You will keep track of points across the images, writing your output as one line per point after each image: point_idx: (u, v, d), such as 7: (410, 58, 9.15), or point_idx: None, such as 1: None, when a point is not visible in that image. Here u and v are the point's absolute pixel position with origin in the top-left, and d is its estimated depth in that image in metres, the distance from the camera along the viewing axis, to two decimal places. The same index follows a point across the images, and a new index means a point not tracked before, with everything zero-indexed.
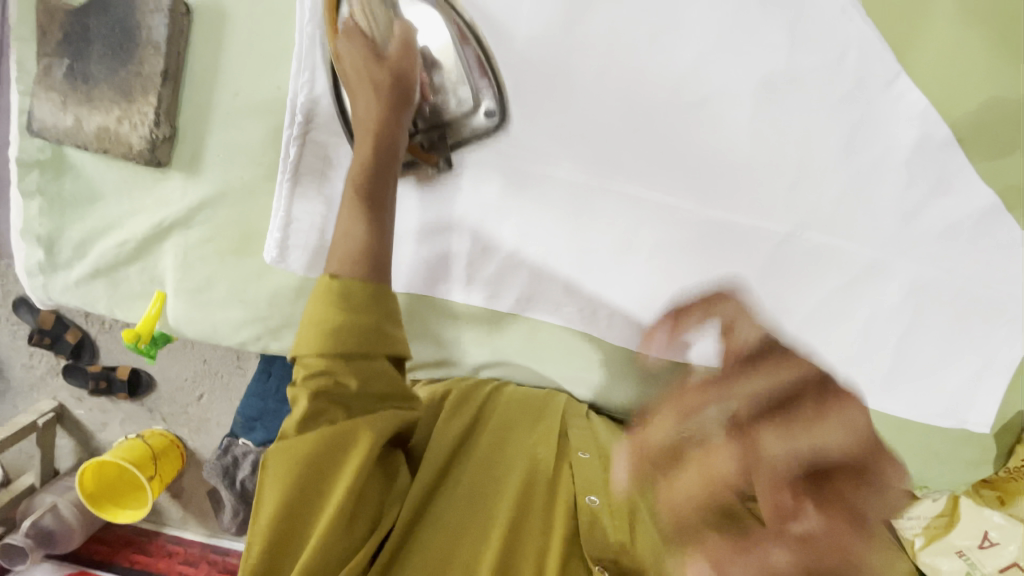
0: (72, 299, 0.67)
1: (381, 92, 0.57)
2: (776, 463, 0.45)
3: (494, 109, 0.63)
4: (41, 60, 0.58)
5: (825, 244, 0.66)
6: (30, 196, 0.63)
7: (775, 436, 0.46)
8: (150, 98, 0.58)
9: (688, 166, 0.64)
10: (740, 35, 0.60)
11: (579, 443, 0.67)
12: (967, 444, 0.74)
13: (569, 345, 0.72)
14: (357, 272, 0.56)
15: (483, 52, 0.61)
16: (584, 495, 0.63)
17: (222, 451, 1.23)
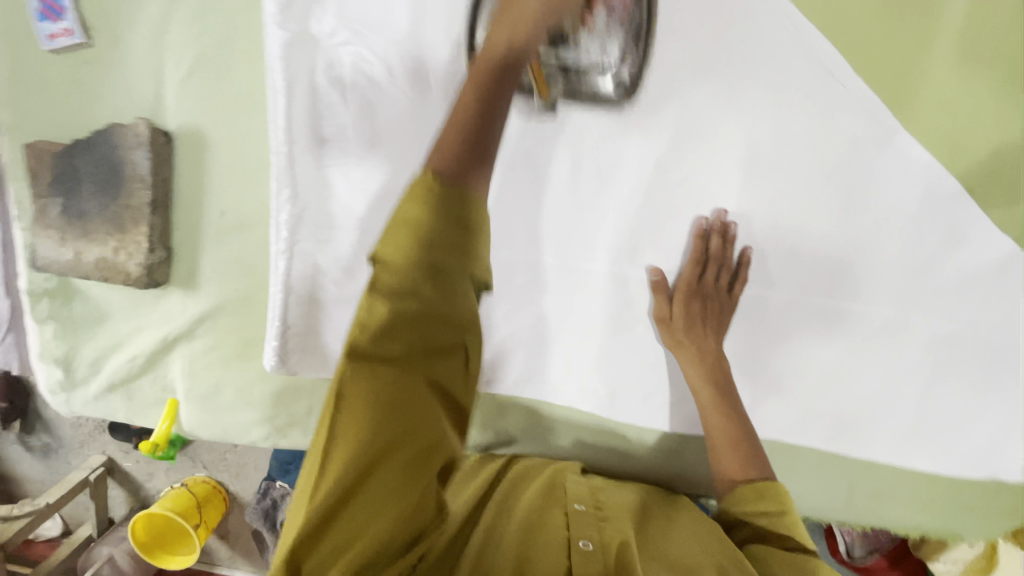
0: (92, 411, 0.70)
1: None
2: (705, 297, 0.62)
3: (626, 79, 0.57)
4: (36, 200, 0.60)
5: (830, 307, 0.63)
6: (44, 322, 0.66)
7: (712, 284, 0.62)
8: (143, 227, 0.60)
9: (677, 243, 0.62)
10: (719, 107, 0.57)
11: (576, 495, 0.61)
12: (1001, 494, 0.70)
13: (569, 419, 0.70)
14: (456, 168, 0.37)
15: (644, 25, 0.56)
16: (576, 540, 0.54)
17: (262, 494, 1.28)
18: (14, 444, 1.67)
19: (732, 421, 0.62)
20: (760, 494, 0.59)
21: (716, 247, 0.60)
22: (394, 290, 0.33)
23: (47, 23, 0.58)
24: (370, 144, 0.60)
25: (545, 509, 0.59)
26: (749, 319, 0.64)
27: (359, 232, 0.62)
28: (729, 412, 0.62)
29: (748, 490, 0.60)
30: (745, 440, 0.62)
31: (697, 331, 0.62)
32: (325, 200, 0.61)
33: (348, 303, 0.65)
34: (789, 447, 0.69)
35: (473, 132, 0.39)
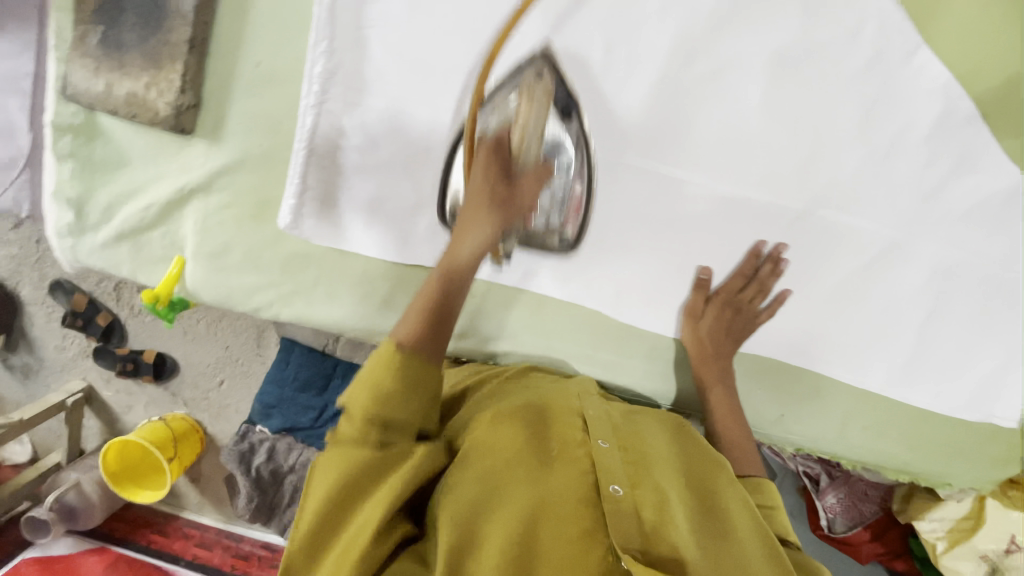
0: (96, 261, 0.70)
1: (501, 204, 0.59)
2: (747, 310, 0.67)
3: (572, 234, 0.66)
4: (77, 27, 0.61)
5: (842, 223, 0.64)
6: (63, 159, 0.66)
7: (756, 303, 0.67)
8: (177, 66, 0.61)
9: (704, 143, 0.62)
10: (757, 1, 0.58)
11: (599, 431, 0.59)
12: (993, 440, 0.71)
13: (578, 320, 0.71)
14: (418, 347, 0.54)
15: (588, 191, 0.64)
16: (606, 483, 0.55)
17: (239, 437, 1.17)
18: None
19: (732, 410, 0.68)
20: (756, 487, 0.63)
21: (765, 273, 0.65)
22: (375, 418, 0.50)
23: None
24: (410, 9, 0.61)
25: (560, 445, 0.59)
26: (766, 228, 0.64)
27: (389, 99, 0.63)
28: (735, 417, 0.68)
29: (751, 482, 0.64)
30: (745, 441, 0.68)
31: (720, 339, 0.67)
32: (359, 62, 0.62)
33: (369, 174, 0.66)
34: (796, 369, 0.69)
35: (439, 324, 0.56)
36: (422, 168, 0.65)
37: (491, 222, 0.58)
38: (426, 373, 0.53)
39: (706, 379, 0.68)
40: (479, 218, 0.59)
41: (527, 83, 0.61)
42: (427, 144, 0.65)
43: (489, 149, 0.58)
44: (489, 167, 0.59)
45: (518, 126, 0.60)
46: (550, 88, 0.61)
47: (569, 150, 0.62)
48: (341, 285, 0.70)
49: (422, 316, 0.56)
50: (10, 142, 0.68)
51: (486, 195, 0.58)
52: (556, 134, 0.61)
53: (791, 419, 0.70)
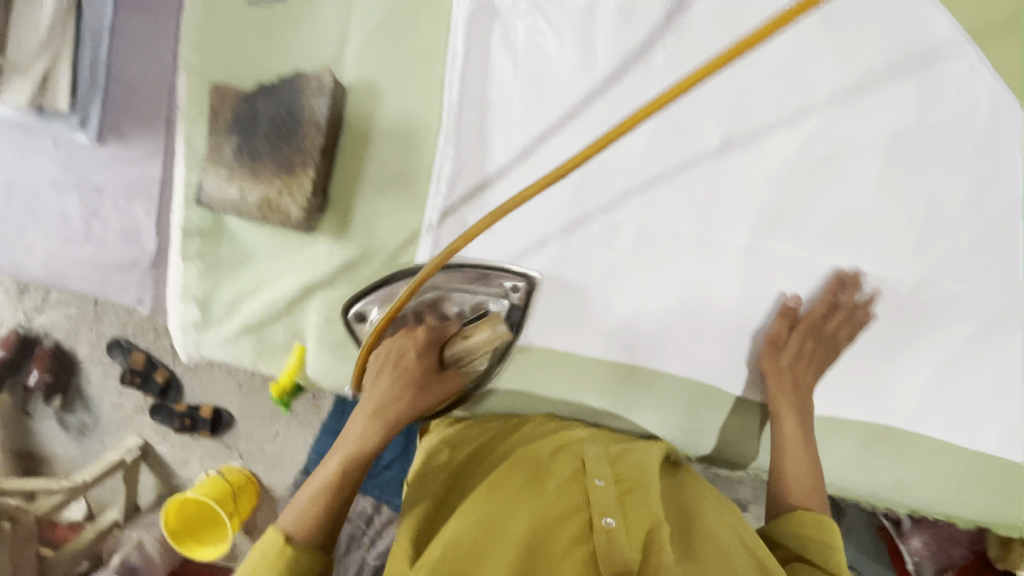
0: (219, 354, 0.72)
1: (419, 398, 0.67)
2: (831, 327, 0.66)
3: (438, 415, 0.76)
4: (212, 139, 0.63)
5: (958, 293, 0.65)
6: (190, 260, 0.68)
7: (846, 325, 0.66)
8: (309, 171, 0.63)
9: (820, 224, 0.64)
10: (871, 90, 0.61)
11: (595, 470, 0.60)
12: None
13: (657, 384, 0.70)
14: (314, 537, 0.56)
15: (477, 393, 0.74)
16: (599, 517, 0.54)
17: None
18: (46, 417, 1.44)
19: (808, 445, 0.65)
20: (818, 524, 0.60)
21: (852, 300, 0.65)
22: None
23: None
24: (533, 109, 0.63)
25: (558, 485, 0.60)
26: (883, 303, 0.66)
27: (510, 192, 0.65)
28: (808, 443, 0.65)
29: (799, 517, 0.61)
30: (809, 464, 0.65)
31: (799, 370, 0.67)
32: (481, 161, 0.65)
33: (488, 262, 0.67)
34: (908, 433, 0.70)
35: (338, 517, 0.59)
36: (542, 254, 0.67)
37: (403, 404, 0.66)
38: (315, 564, 0.55)
39: (781, 395, 0.67)
40: (393, 414, 0.65)
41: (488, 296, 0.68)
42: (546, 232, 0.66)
43: (427, 343, 0.69)
44: (415, 358, 0.68)
45: (461, 334, 0.70)
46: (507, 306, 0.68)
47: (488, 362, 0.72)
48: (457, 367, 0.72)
49: (322, 494, 0.59)
50: (135, 243, 0.70)
51: (406, 386, 0.67)
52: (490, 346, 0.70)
53: (908, 480, 0.71)
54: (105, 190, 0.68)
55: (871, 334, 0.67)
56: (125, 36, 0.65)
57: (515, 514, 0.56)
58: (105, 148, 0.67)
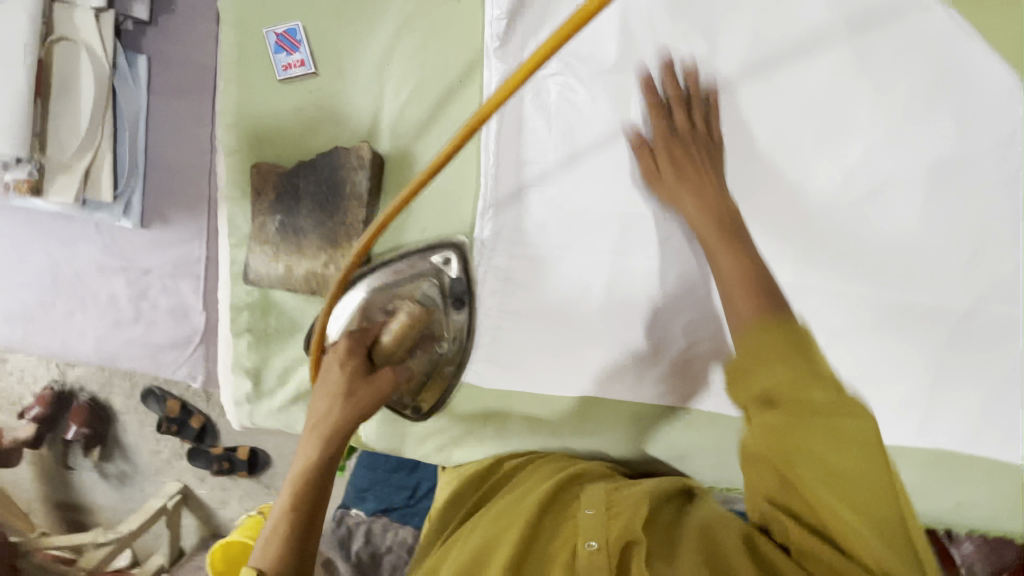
0: (273, 423, 0.72)
1: (366, 392, 0.57)
2: (682, 122, 0.61)
3: (421, 409, 0.72)
4: (256, 218, 0.64)
5: (1008, 315, 0.65)
6: (240, 334, 0.69)
7: (711, 126, 0.62)
8: (353, 242, 0.63)
9: (864, 257, 0.64)
10: (911, 122, 0.61)
11: (588, 502, 0.57)
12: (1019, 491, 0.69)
13: (638, 413, 0.68)
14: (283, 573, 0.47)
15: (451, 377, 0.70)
16: (582, 542, 0.51)
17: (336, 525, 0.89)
18: (87, 471, 1.30)
19: (736, 247, 0.54)
20: (764, 343, 0.43)
21: (675, 96, 0.61)
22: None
23: (282, 53, 0.62)
24: (568, 164, 0.64)
25: (553, 514, 0.57)
26: (932, 330, 0.66)
27: (551, 246, 0.66)
28: (720, 203, 0.58)
29: (749, 333, 0.45)
30: (745, 251, 0.54)
31: (687, 173, 0.59)
32: (521, 218, 0.66)
33: (532, 317, 0.68)
34: (966, 459, 0.69)
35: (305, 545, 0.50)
36: (587, 305, 0.67)
37: (342, 404, 0.56)
38: None
39: (681, 192, 0.59)
40: (338, 419, 0.55)
41: (420, 279, 0.67)
42: (589, 282, 0.66)
43: (354, 347, 0.59)
44: (348, 367, 0.58)
45: (389, 331, 0.61)
46: (447, 282, 0.67)
47: (444, 341, 0.68)
48: (509, 422, 0.72)
49: (280, 524, 0.50)
50: (184, 321, 0.71)
51: (347, 386, 0.57)
52: (440, 325, 0.67)
53: (968, 504, 0.70)
54: (151, 271, 0.69)
55: (924, 360, 0.66)
56: (162, 122, 0.66)
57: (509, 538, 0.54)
58: (149, 231, 0.68)
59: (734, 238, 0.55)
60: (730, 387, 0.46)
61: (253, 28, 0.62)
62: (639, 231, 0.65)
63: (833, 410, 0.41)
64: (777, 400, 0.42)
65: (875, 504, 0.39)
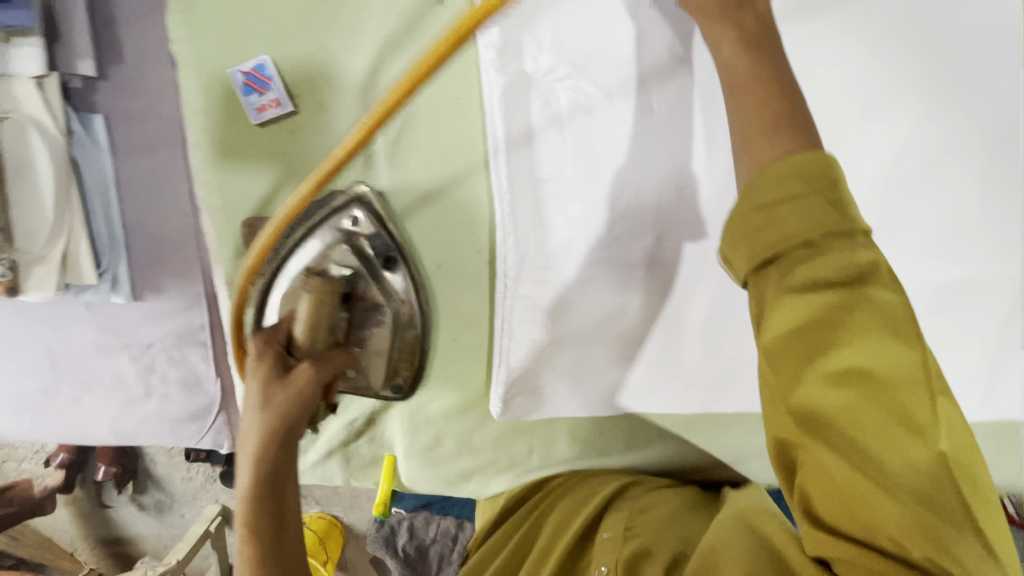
0: (310, 478, 0.70)
1: (285, 394, 0.46)
2: None
3: (400, 386, 0.64)
4: (258, 281, 0.61)
5: None
6: None
7: None
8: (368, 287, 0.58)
9: (919, 235, 0.59)
10: (972, 87, 0.55)
11: (608, 524, 0.59)
12: None
13: (682, 422, 0.68)
14: None
15: (419, 341, 0.62)
16: (594, 567, 0.56)
17: (377, 523, 0.99)
18: (122, 507, 1.25)
19: (762, 78, 0.38)
20: (779, 179, 0.35)
21: None
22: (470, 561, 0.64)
23: (253, 95, 0.54)
24: (588, 179, 0.57)
25: (586, 530, 0.61)
26: (993, 305, 0.61)
27: (580, 267, 0.61)
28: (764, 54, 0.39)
29: (758, 181, 0.36)
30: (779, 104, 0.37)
31: None
32: (542, 242, 0.60)
33: (567, 343, 0.64)
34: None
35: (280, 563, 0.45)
36: (622, 322, 0.63)
37: (260, 415, 0.46)
38: None
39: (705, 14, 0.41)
40: (260, 429, 0.46)
41: (329, 248, 0.57)
42: (624, 299, 0.62)
43: (273, 345, 0.49)
44: (261, 371, 0.47)
45: (299, 318, 0.48)
46: (366, 237, 0.59)
47: (388, 305, 0.60)
48: (553, 446, 0.69)
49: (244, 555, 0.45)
50: (198, 391, 0.67)
51: (264, 391, 0.47)
52: (376, 291, 0.59)
53: None
54: (154, 344, 0.65)
55: (986, 336, 0.63)
56: (132, 186, 0.59)
57: (566, 530, 0.62)
58: (143, 302, 0.63)
59: (759, 51, 0.39)
60: (727, 256, 0.39)
61: (216, 70, 0.54)
62: (675, 238, 0.59)
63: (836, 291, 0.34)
64: (781, 267, 0.35)
65: (859, 415, 0.33)
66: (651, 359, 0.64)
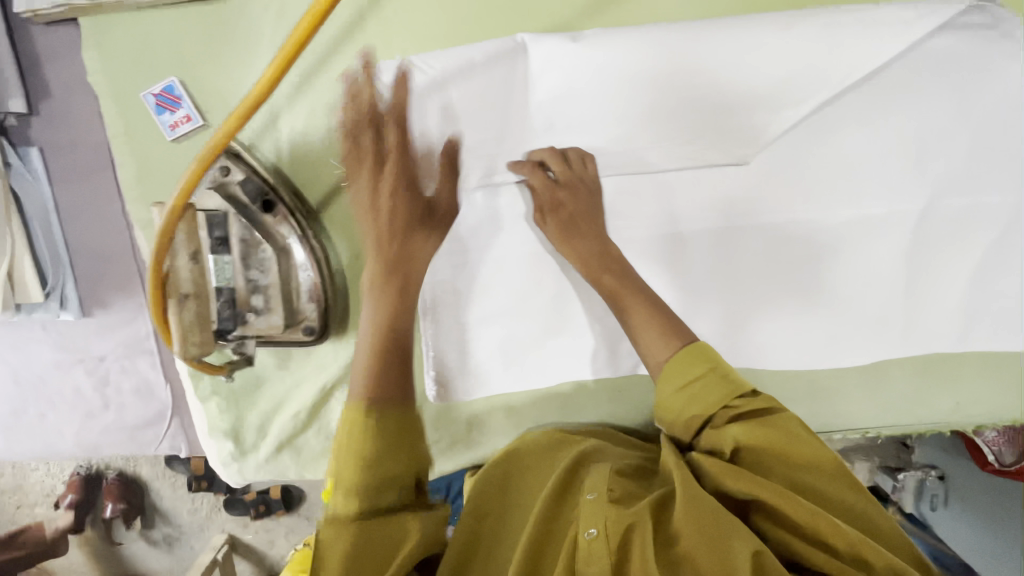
0: (265, 474, 0.72)
1: (393, 197, 0.55)
2: (551, 188, 0.61)
3: (314, 328, 0.60)
4: None
5: (967, 204, 0.63)
6: (207, 399, 0.69)
7: (578, 161, 0.61)
8: (264, 244, 0.57)
9: (807, 182, 0.62)
10: (839, 40, 0.57)
11: (591, 486, 0.53)
12: (988, 376, 0.69)
13: (612, 387, 0.71)
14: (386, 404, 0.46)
15: (321, 280, 0.60)
16: (580, 530, 0.48)
17: None
18: (132, 544, 1.21)
19: (637, 298, 0.58)
20: (681, 369, 0.52)
21: (574, 159, 0.60)
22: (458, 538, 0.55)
23: (165, 113, 0.59)
24: (484, 163, 0.61)
25: (564, 499, 0.55)
26: (895, 240, 0.63)
27: (491, 245, 0.64)
28: (632, 284, 0.59)
29: (672, 367, 0.53)
30: (658, 314, 0.57)
31: (576, 230, 0.61)
32: (453, 227, 0.63)
33: (494, 321, 0.67)
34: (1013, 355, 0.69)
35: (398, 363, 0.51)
36: (542, 294, 0.66)
37: (360, 201, 0.55)
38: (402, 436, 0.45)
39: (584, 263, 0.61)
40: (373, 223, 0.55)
41: (208, 198, 0.56)
42: (540, 271, 0.66)
43: (389, 169, 0.54)
44: (375, 172, 0.54)
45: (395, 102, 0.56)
46: (244, 186, 0.57)
47: (270, 250, 0.57)
48: (491, 422, 0.72)
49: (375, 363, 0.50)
50: (151, 398, 0.71)
51: (388, 194, 0.55)
52: (267, 234, 0.57)
53: (966, 403, 0.70)
54: (106, 357, 0.69)
55: (895, 272, 0.64)
56: (69, 209, 0.64)
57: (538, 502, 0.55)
58: (92, 318, 0.68)
59: (630, 284, 0.59)
60: (666, 424, 0.55)
61: (132, 95, 0.60)
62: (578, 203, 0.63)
63: (755, 423, 0.49)
64: (716, 425, 0.51)
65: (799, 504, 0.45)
66: (573, 327, 0.68)
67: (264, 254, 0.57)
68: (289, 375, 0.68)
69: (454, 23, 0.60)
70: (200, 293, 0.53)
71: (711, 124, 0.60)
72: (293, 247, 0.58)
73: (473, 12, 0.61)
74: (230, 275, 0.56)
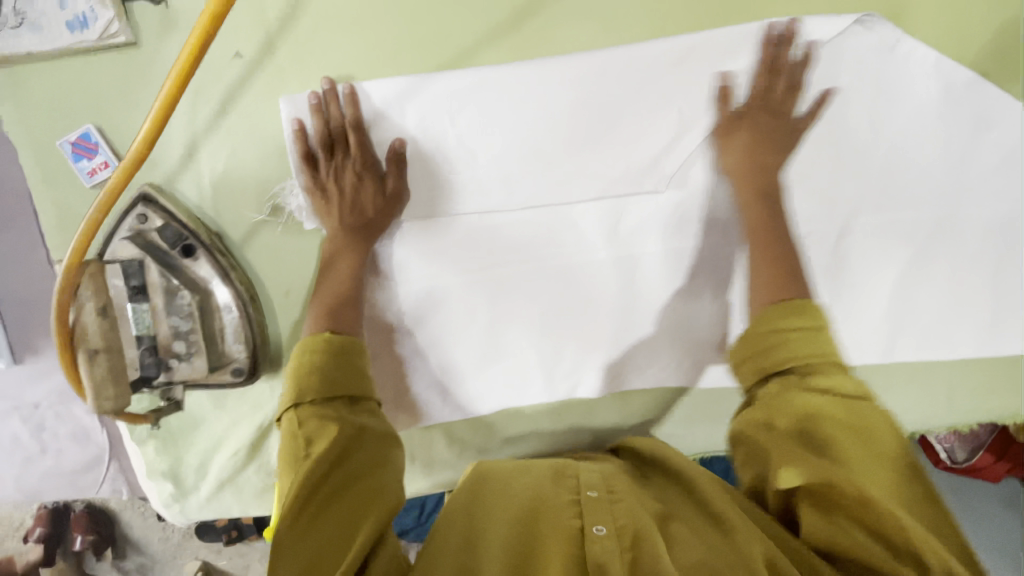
0: (208, 513, 0.72)
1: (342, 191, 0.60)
2: (772, 92, 0.60)
3: (243, 367, 0.61)
4: None
5: (883, 220, 0.65)
6: (144, 442, 0.68)
7: (803, 58, 0.60)
8: (182, 291, 0.58)
9: (725, 205, 0.63)
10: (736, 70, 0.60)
11: (589, 483, 0.53)
12: (917, 381, 0.71)
13: (554, 410, 0.71)
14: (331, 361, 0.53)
15: (245, 319, 0.60)
16: (588, 526, 0.48)
17: None
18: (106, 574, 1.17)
19: (776, 236, 0.59)
20: (789, 312, 0.52)
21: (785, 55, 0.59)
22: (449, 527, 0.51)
23: (83, 160, 0.59)
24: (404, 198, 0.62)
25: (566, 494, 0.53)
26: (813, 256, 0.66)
27: (421, 279, 0.65)
28: (775, 221, 0.60)
29: (773, 312, 0.53)
30: (782, 256, 0.58)
31: (770, 139, 0.60)
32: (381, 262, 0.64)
33: (429, 351, 0.67)
34: (1010, 358, 0.71)
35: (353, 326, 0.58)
36: (475, 323, 0.67)
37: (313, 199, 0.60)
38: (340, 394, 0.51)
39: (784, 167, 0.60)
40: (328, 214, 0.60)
41: (123, 250, 0.57)
42: (471, 300, 0.66)
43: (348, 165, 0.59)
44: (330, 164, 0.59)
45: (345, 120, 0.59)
46: (161, 234, 0.58)
47: (189, 296, 0.58)
48: (435, 451, 0.72)
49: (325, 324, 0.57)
50: (88, 442, 0.71)
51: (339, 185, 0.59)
52: (184, 278, 0.58)
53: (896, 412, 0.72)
54: (40, 404, 0.69)
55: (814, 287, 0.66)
56: None
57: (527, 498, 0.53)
58: (23, 365, 0.67)
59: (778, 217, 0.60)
60: (740, 365, 0.54)
61: (46, 144, 0.60)
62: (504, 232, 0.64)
63: (839, 400, 0.47)
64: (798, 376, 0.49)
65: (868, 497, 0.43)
66: (508, 355, 0.68)
67: (183, 299, 0.58)
68: (227, 414, 0.68)
69: (365, 60, 0.60)
70: (111, 347, 0.55)
71: (624, 152, 0.62)
72: (213, 288, 0.60)
73: (383, 48, 0.60)
74: (150, 323, 0.57)
